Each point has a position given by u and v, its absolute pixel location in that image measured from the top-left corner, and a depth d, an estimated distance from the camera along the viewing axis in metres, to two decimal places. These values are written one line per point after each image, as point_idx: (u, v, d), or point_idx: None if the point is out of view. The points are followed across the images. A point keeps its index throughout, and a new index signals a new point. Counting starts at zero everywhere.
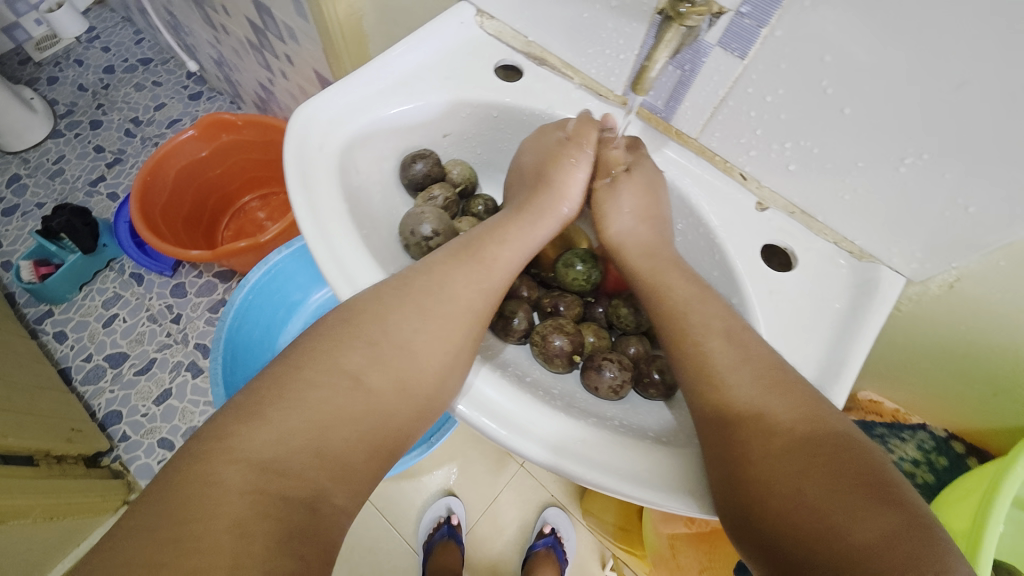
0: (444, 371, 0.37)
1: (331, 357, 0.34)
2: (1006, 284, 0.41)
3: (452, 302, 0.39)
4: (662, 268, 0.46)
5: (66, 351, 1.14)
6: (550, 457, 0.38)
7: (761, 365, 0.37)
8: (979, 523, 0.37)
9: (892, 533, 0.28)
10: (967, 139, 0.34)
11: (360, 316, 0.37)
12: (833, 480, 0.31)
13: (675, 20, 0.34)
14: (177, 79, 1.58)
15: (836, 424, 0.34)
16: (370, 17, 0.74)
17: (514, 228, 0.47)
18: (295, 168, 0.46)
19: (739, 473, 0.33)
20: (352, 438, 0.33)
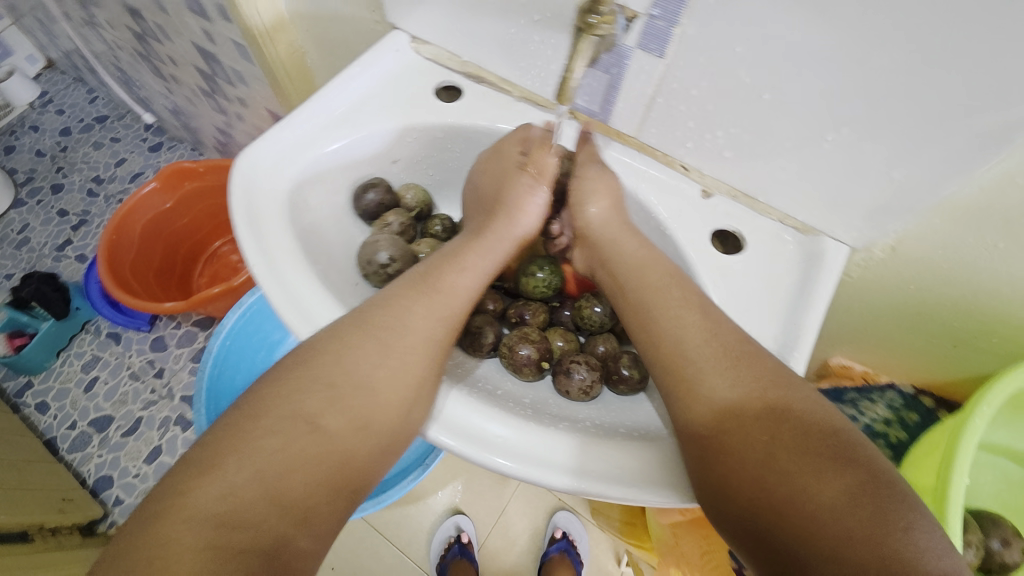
0: (406, 406, 0.37)
1: (285, 403, 0.34)
2: (941, 241, 0.43)
3: (413, 336, 0.39)
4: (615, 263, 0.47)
5: (49, 422, 1.12)
6: (524, 471, 0.38)
7: (730, 338, 0.37)
8: (944, 480, 0.38)
9: (856, 487, 0.30)
10: (877, 111, 0.36)
11: (319, 357, 0.36)
12: (798, 445, 0.32)
13: (586, 30, 0.36)
14: (135, 132, 1.58)
15: (799, 390, 0.35)
16: (312, 53, 0.75)
17: (473, 254, 0.47)
18: (242, 215, 0.46)
19: (712, 449, 0.34)
20: (313, 483, 0.33)
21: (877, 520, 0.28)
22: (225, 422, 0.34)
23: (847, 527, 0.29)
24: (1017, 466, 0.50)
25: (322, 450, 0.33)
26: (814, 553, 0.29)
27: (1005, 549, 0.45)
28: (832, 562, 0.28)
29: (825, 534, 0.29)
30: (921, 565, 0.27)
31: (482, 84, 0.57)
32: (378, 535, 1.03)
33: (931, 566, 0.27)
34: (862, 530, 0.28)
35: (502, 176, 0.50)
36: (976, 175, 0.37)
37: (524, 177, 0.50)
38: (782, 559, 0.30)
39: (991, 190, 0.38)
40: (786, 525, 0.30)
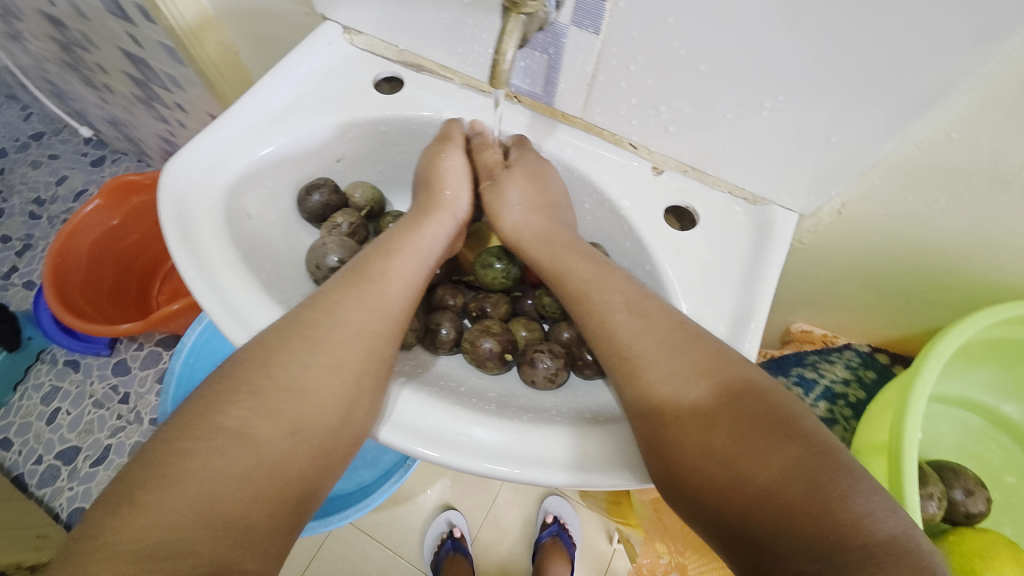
0: (346, 402, 0.36)
1: (208, 420, 0.32)
2: (884, 201, 0.43)
3: (343, 329, 0.38)
4: (568, 247, 0.46)
5: (13, 459, 1.06)
6: (481, 465, 0.38)
7: (662, 328, 0.38)
8: (896, 433, 0.39)
9: (793, 463, 0.30)
10: (812, 76, 0.36)
11: (242, 367, 0.35)
12: (737, 427, 0.33)
13: (512, 9, 0.35)
14: (75, 148, 1.49)
15: (737, 370, 0.35)
16: (246, 51, 0.71)
17: (400, 236, 0.45)
18: (173, 224, 0.44)
19: (658, 440, 0.35)
20: (246, 497, 0.31)
21: (815, 493, 0.29)
22: (151, 448, 0.31)
23: (787, 504, 0.30)
24: (974, 415, 0.51)
25: (251, 461, 0.32)
26: (760, 533, 0.30)
27: (968, 498, 0.45)
28: (776, 540, 0.29)
29: (767, 514, 0.30)
30: (860, 532, 0.28)
31: (422, 73, 0.55)
32: (369, 539, 1.01)
33: (870, 531, 0.28)
34: (801, 505, 0.29)
35: (427, 164, 0.50)
36: (910, 133, 0.37)
37: (454, 158, 0.50)
38: (732, 537, 0.32)
39: (926, 147, 0.38)
40: (733, 509, 0.31)
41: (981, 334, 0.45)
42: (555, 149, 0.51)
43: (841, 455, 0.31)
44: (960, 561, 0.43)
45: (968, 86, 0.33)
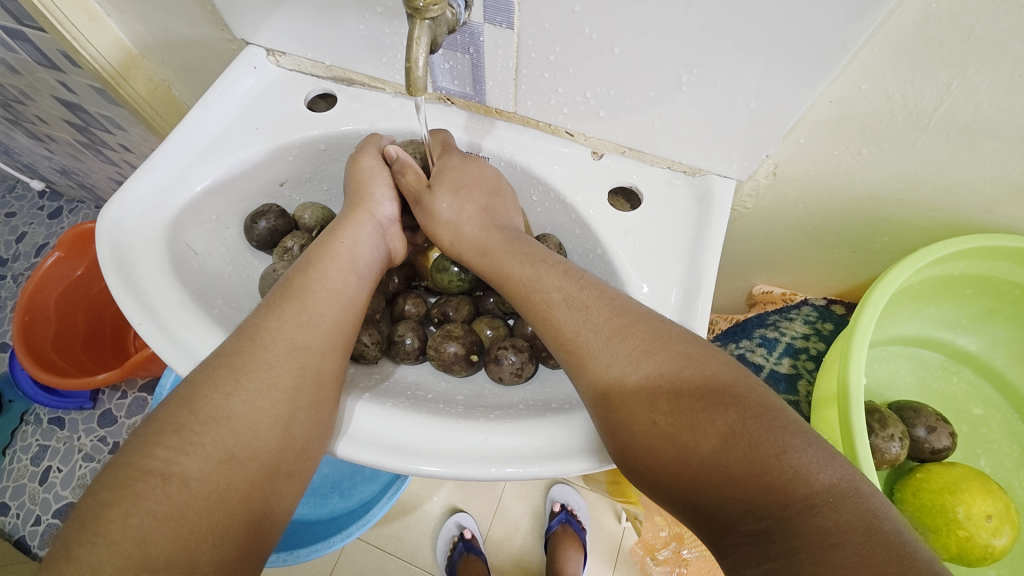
0: (282, 422, 0.36)
1: (133, 465, 0.32)
2: (813, 158, 0.45)
3: (268, 351, 0.38)
4: (517, 245, 0.46)
5: (13, 522, 1.04)
6: (444, 470, 0.38)
7: (602, 315, 0.39)
8: (843, 383, 0.41)
9: (732, 430, 0.32)
10: (717, 47, 0.37)
11: (168, 409, 0.35)
12: (677, 403, 0.34)
13: (416, 15, 0.35)
14: (31, 203, 1.50)
15: (675, 346, 0.36)
16: (178, 85, 0.71)
17: (323, 250, 0.45)
18: (116, 274, 0.43)
19: (609, 426, 0.36)
20: (182, 536, 0.30)
21: (754, 457, 0.30)
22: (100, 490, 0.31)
23: (727, 471, 0.31)
24: (933, 352, 0.52)
25: (181, 498, 0.31)
26: (710, 501, 0.31)
27: (931, 434, 0.44)
28: (725, 505, 0.31)
29: (713, 482, 0.31)
30: (801, 485, 0.29)
31: (354, 87, 0.55)
32: (381, 553, 1.02)
33: (809, 482, 0.29)
34: (742, 469, 0.30)
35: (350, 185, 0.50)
36: (821, 91, 0.39)
37: (375, 172, 0.50)
38: (688, 508, 0.33)
39: (841, 102, 0.39)
40: (683, 484, 0.33)
41: (923, 274, 0.46)
42: (496, 145, 0.51)
43: (778, 416, 0.32)
44: (929, 498, 0.41)
45: (863, 40, 0.34)
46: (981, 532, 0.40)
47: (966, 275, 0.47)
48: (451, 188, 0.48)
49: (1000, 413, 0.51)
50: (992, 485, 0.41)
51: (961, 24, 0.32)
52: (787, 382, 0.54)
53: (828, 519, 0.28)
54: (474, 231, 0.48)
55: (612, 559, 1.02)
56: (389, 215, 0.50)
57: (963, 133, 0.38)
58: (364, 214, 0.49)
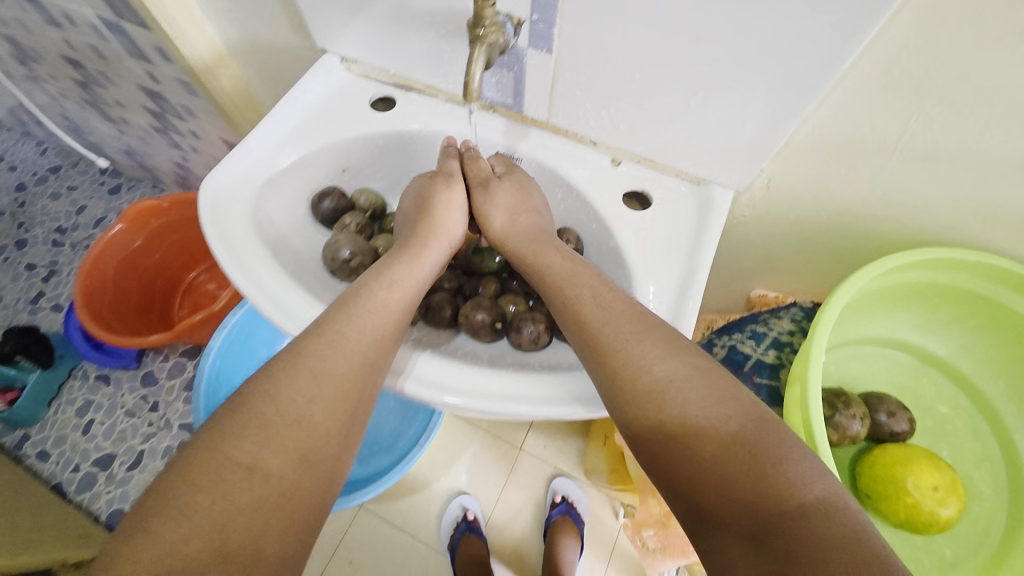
0: (346, 430, 0.43)
1: (221, 454, 0.37)
2: (801, 176, 0.52)
3: (344, 364, 0.44)
4: (542, 249, 0.53)
5: (51, 468, 1.14)
6: (467, 403, 0.47)
7: (625, 320, 0.45)
8: (805, 360, 0.49)
9: (730, 437, 0.37)
10: (719, 78, 0.45)
11: (251, 407, 0.40)
12: (686, 403, 0.39)
13: (477, 41, 0.45)
14: (92, 178, 1.66)
15: (688, 359, 0.42)
16: (254, 82, 0.82)
17: (399, 267, 0.51)
18: (215, 233, 0.53)
19: (620, 414, 0.42)
20: (255, 526, 0.36)
21: (754, 464, 0.36)
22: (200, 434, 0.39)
23: (728, 472, 0.36)
24: (905, 354, 0.59)
25: (261, 490, 0.37)
26: (710, 497, 0.36)
27: (891, 419, 0.51)
28: (719, 503, 0.36)
29: (713, 480, 0.36)
30: (787, 496, 0.34)
31: (412, 92, 0.64)
32: (388, 526, 1.10)
33: (801, 494, 0.34)
34: (741, 471, 0.36)
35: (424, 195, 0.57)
36: (807, 117, 0.46)
37: (439, 182, 0.57)
38: (684, 495, 0.38)
39: (824, 129, 0.47)
40: (683, 478, 0.38)
41: (894, 279, 0.53)
42: (529, 148, 0.60)
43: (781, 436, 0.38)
44: (883, 469, 0.49)
45: (839, 78, 0.42)
46: (926, 500, 0.47)
47: (933, 284, 0.53)
48: (514, 186, 0.56)
49: (964, 413, 0.57)
50: (939, 462, 0.49)
51: (917, 70, 0.40)
52: (770, 369, 0.60)
53: (816, 528, 0.32)
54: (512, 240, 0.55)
55: (607, 553, 1.08)
56: (457, 238, 0.57)
57: (924, 158, 0.45)
58: (438, 235, 0.55)
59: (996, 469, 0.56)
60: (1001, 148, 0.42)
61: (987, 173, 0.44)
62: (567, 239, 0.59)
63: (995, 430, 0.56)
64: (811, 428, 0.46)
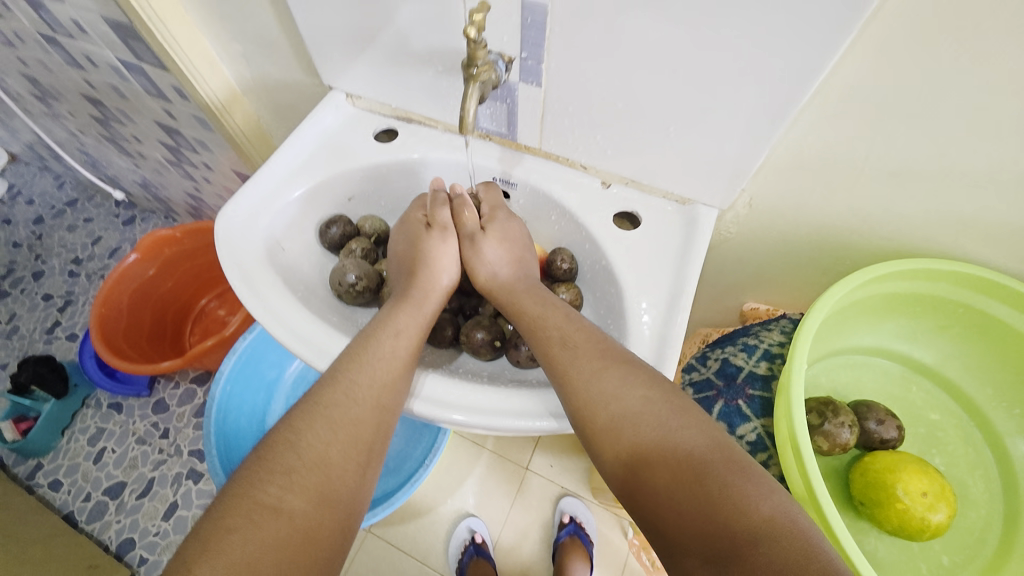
0: (362, 470, 0.45)
1: (250, 497, 0.39)
2: (780, 195, 0.55)
3: (359, 408, 0.47)
4: (523, 293, 0.56)
5: (63, 498, 1.16)
6: (467, 419, 0.49)
7: (587, 357, 0.47)
8: (788, 368, 0.52)
9: (684, 463, 0.39)
10: (695, 107, 0.49)
11: (276, 451, 0.43)
12: (643, 433, 0.42)
13: (472, 78, 0.49)
14: (108, 210, 1.73)
15: (647, 388, 0.44)
16: (265, 118, 0.87)
17: (403, 316, 0.53)
18: (231, 263, 0.57)
19: (592, 446, 0.45)
20: (281, 566, 0.38)
21: (702, 488, 0.37)
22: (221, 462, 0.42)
23: (681, 497, 0.38)
24: (894, 363, 0.61)
25: (289, 531, 0.39)
26: (668, 525, 0.38)
27: (881, 427, 0.53)
28: (677, 529, 0.37)
29: (670, 507, 0.38)
30: (743, 516, 0.35)
31: (413, 124, 0.68)
32: (396, 550, 1.09)
33: (751, 515, 0.35)
34: (694, 497, 0.37)
35: (413, 239, 0.60)
36: (780, 140, 0.49)
37: (434, 235, 0.59)
38: (651, 523, 0.40)
39: (797, 150, 0.50)
40: (648, 506, 0.40)
41: (875, 290, 0.55)
42: (524, 173, 0.63)
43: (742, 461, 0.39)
44: (873, 476, 0.50)
45: (806, 104, 0.45)
46: (916, 506, 0.48)
47: (913, 294, 0.55)
48: (499, 236, 0.59)
49: (955, 419, 0.59)
50: (928, 468, 0.50)
51: (876, 96, 0.43)
52: (763, 382, 0.61)
53: (768, 548, 0.33)
54: (498, 282, 0.58)
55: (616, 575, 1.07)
56: (449, 287, 0.59)
57: (893, 174, 0.48)
58: (431, 288, 0.57)
59: (990, 475, 0.57)
60: (964, 162, 0.44)
61: (953, 185, 0.46)
62: (561, 258, 0.62)
63: (987, 435, 0.57)
64: (796, 437, 0.49)
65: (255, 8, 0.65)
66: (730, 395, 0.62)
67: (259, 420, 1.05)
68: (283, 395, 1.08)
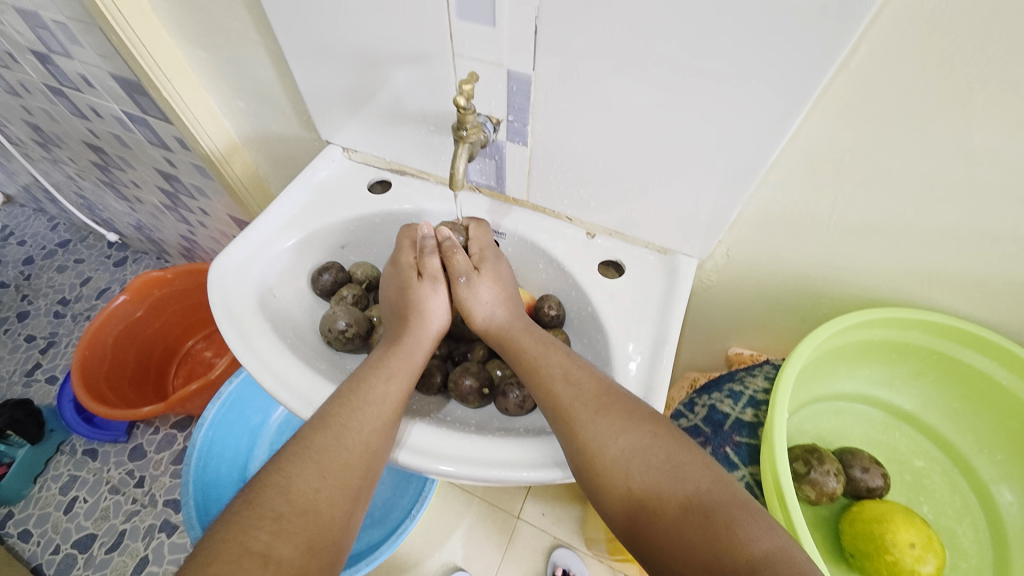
0: (348, 514, 0.45)
1: (238, 543, 0.39)
2: (756, 246, 0.58)
3: (350, 453, 0.47)
4: (518, 331, 0.57)
5: (32, 550, 1.10)
6: (455, 470, 0.49)
7: (589, 395, 0.48)
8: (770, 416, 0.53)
9: (688, 502, 0.41)
10: (671, 167, 0.52)
11: (264, 496, 0.43)
12: (648, 470, 0.44)
13: (461, 140, 0.52)
14: (100, 251, 1.74)
15: (649, 425, 0.46)
16: (263, 168, 0.90)
17: (394, 359, 0.54)
18: (221, 311, 0.57)
19: (592, 485, 0.45)
20: None
21: (706, 526, 0.40)
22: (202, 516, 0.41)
23: (686, 533, 0.40)
24: (877, 410, 0.62)
25: None
26: (673, 560, 0.40)
27: (865, 474, 0.54)
28: (683, 564, 0.40)
29: (675, 543, 0.40)
30: (745, 551, 0.38)
31: (406, 176, 0.71)
32: None
33: (751, 549, 0.38)
34: (698, 533, 0.40)
35: (403, 285, 0.60)
36: (751, 198, 0.52)
37: (425, 285, 0.59)
38: (653, 558, 0.42)
39: (768, 207, 0.53)
40: (652, 541, 0.42)
41: (851, 338, 0.57)
42: (512, 223, 0.66)
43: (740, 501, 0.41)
44: (863, 527, 0.50)
45: (772, 167, 0.48)
46: (906, 558, 0.48)
47: (886, 341, 0.57)
48: (491, 277, 0.60)
49: (939, 466, 0.60)
50: (914, 518, 0.50)
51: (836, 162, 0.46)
52: (749, 429, 0.62)
53: None
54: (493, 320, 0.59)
55: None
56: (438, 331, 0.59)
57: (858, 230, 0.51)
58: (421, 333, 0.57)
59: (978, 523, 0.58)
60: (923, 220, 0.47)
61: (916, 240, 0.49)
62: (548, 305, 0.63)
63: (972, 482, 0.59)
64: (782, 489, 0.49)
65: (258, 70, 0.69)
66: (718, 443, 0.62)
67: (241, 468, 1.01)
68: (267, 441, 1.06)
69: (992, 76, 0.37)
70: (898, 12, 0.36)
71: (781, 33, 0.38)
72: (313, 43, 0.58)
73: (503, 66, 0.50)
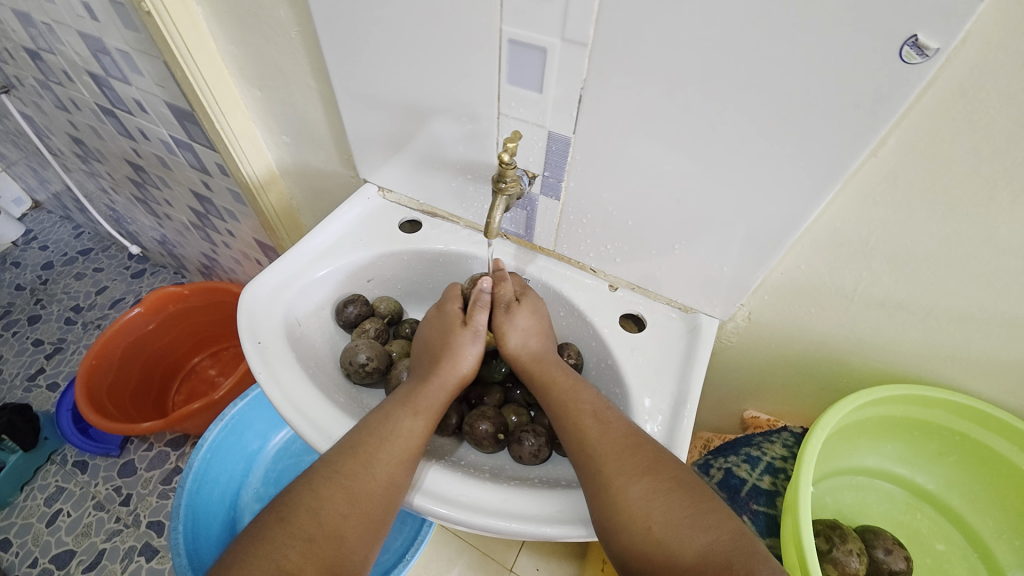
0: (372, 544, 0.46)
1: (269, 558, 0.41)
2: (777, 312, 0.59)
3: (374, 484, 0.47)
4: (548, 367, 0.57)
5: (9, 561, 1.07)
6: (471, 515, 0.47)
7: (616, 435, 0.48)
8: (794, 487, 0.52)
9: (707, 553, 0.41)
10: (699, 232, 0.54)
11: (295, 513, 0.44)
12: (670, 513, 0.43)
13: (499, 193, 0.54)
14: (119, 262, 1.77)
15: (674, 470, 0.46)
16: (298, 198, 0.94)
17: (423, 393, 0.55)
18: (249, 337, 0.58)
19: (608, 528, 0.44)
20: None
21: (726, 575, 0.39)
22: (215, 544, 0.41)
23: None
24: (897, 487, 0.61)
25: None
26: None
27: (888, 556, 0.53)
28: None
29: None
30: None
31: (437, 218, 0.74)
32: None
33: None
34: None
35: (443, 323, 0.61)
36: (775, 266, 0.54)
37: (458, 327, 0.60)
38: None
39: (790, 275, 0.55)
40: None
41: (873, 411, 0.57)
42: (537, 271, 0.68)
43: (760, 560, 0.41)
44: None
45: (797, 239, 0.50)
46: None
47: (909, 417, 0.57)
48: (531, 308, 0.61)
49: (960, 551, 0.58)
50: None
51: (861, 239, 0.48)
52: (766, 497, 0.61)
53: None
54: (523, 359, 0.59)
55: None
56: (470, 368, 0.59)
57: (881, 305, 0.52)
58: (451, 372, 0.57)
59: None
60: (946, 300, 0.48)
61: (938, 320, 0.50)
62: (568, 352, 0.64)
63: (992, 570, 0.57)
64: (807, 560, 0.48)
65: (308, 110, 0.73)
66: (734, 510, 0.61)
67: (234, 496, 0.99)
68: (261, 469, 1.04)
69: (1016, 175, 0.39)
70: (923, 114, 0.38)
71: (815, 122, 0.40)
72: (366, 92, 0.62)
73: (545, 127, 0.53)
